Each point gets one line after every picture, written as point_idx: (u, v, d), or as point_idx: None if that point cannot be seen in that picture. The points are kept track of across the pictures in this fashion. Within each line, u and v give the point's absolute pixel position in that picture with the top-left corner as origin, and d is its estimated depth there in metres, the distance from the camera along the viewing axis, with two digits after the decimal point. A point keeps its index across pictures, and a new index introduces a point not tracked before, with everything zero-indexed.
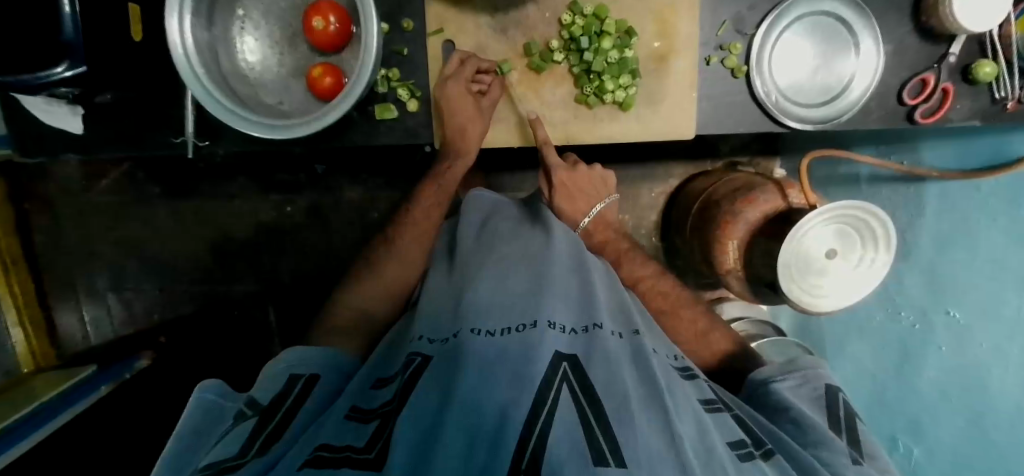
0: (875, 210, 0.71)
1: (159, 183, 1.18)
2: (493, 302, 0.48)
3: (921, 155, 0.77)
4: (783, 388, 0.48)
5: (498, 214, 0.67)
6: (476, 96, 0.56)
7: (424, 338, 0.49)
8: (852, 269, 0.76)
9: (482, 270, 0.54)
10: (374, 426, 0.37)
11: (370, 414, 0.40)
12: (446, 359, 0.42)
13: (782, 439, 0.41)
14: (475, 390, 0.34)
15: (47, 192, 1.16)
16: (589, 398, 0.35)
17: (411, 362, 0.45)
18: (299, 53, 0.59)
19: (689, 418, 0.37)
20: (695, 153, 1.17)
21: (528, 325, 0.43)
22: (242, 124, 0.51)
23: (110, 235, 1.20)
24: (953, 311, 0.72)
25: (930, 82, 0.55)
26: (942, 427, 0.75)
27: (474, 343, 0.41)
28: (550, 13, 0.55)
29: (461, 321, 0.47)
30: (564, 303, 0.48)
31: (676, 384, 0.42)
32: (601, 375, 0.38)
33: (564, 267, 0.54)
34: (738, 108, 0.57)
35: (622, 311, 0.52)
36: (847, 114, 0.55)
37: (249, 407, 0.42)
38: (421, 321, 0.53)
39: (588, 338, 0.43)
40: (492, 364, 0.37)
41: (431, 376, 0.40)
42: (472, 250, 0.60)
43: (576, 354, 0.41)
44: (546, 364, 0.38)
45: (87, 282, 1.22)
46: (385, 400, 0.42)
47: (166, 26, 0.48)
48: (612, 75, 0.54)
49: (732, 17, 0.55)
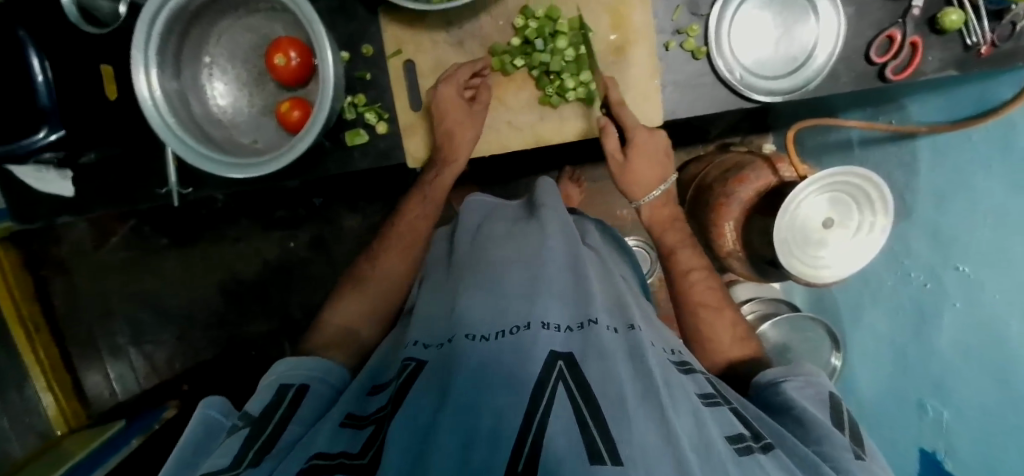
0: (869, 174, 0.69)
1: (166, 235, 1.21)
2: (488, 305, 0.46)
3: (909, 111, 0.76)
4: (790, 388, 0.47)
5: (492, 218, 0.67)
6: (466, 100, 0.56)
7: (419, 343, 0.47)
8: (851, 237, 0.73)
9: (477, 273, 0.52)
10: (368, 433, 0.37)
11: (362, 420, 0.40)
12: (441, 363, 0.40)
13: (784, 434, 0.40)
14: (470, 390, 0.33)
15: (62, 256, 1.20)
16: (586, 397, 0.34)
17: (405, 367, 0.43)
18: (268, 91, 0.61)
19: (687, 410, 0.36)
20: (684, 140, 1.15)
21: (522, 325, 0.42)
22: (213, 166, 0.52)
23: (125, 291, 1.23)
24: (961, 266, 0.67)
25: (896, 38, 0.55)
26: (970, 392, 0.66)
27: (470, 347, 0.40)
28: (504, 21, 0.56)
29: (456, 326, 0.45)
30: (560, 303, 0.47)
31: (675, 378, 0.41)
32: (596, 373, 0.37)
33: (559, 265, 0.52)
34: (705, 88, 0.56)
35: (618, 306, 0.51)
36: (814, 80, 0.54)
37: (243, 419, 0.42)
38: (416, 325, 0.52)
39: (584, 336, 0.42)
40: (488, 366, 0.36)
41: (424, 384, 0.38)
42: (467, 255, 0.59)
43: (572, 353, 0.39)
44: (540, 363, 0.37)
45: (108, 340, 1.25)
46: (378, 407, 0.42)
47: (134, 80, 0.50)
48: (571, 72, 0.55)
49: (686, 1, 0.55)
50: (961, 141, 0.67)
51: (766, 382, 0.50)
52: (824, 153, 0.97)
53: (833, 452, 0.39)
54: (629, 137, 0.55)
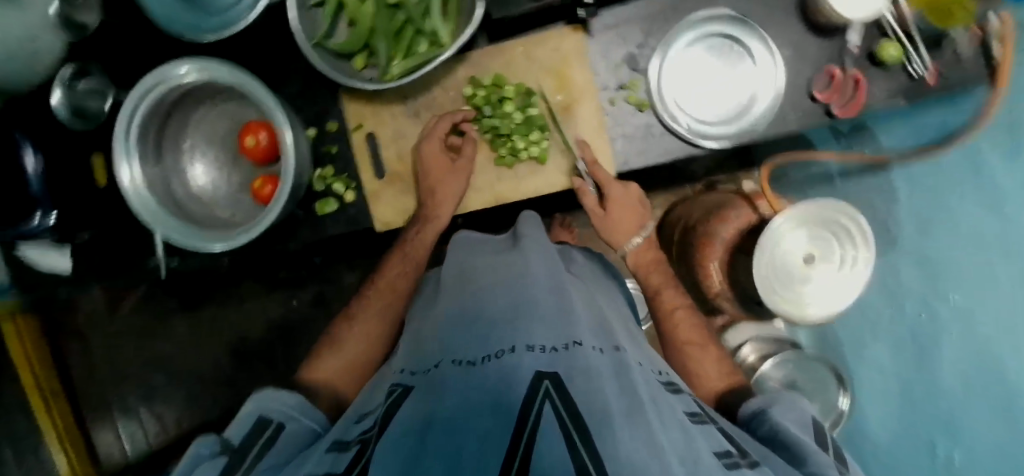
0: (846, 207, 0.68)
1: (176, 298, 1.25)
2: (471, 331, 0.39)
3: (880, 140, 0.76)
4: (776, 414, 0.43)
5: (474, 252, 0.59)
6: (451, 158, 0.59)
7: (406, 371, 0.40)
8: (835, 272, 0.71)
9: (459, 303, 0.45)
10: (352, 455, 0.31)
11: (348, 442, 0.34)
12: (426, 387, 0.33)
13: (772, 457, 0.36)
14: (457, 410, 0.28)
15: (79, 323, 1.25)
16: (571, 412, 0.26)
17: (392, 391, 0.36)
18: (244, 171, 0.65)
19: (675, 426, 0.31)
20: (670, 181, 1.14)
21: (506, 350, 0.34)
22: (188, 243, 0.55)
23: (135, 354, 1.26)
24: (953, 295, 0.70)
25: (838, 75, 0.55)
26: None
27: (449, 375, 0.33)
28: (455, 91, 0.59)
29: (448, 350, 0.38)
30: (545, 320, 0.39)
31: (660, 396, 0.36)
32: (584, 387, 0.29)
33: (544, 289, 0.45)
34: (655, 138, 0.57)
35: (604, 327, 0.44)
36: (761, 123, 0.55)
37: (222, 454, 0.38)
38: (405, 352, 0.45)
39: (569, 357, 0.33)
40: (471, 391, 0.29)
41: (408, 409, 0.31)
42: (450, 286, 0.52)
43: (558, 371, 0.30)
44: (522, 383, 0.29)
45: (119, 400, 1.26)
46: (364, 429, 0.35)
47: (119, 173, 0.54)
48: (521, 133, 0.57)
49: (625, 58, 0.57)
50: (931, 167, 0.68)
51: (752, 413, 0.45)
52: None
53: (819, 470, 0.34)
54: (606, 191, 0.57)
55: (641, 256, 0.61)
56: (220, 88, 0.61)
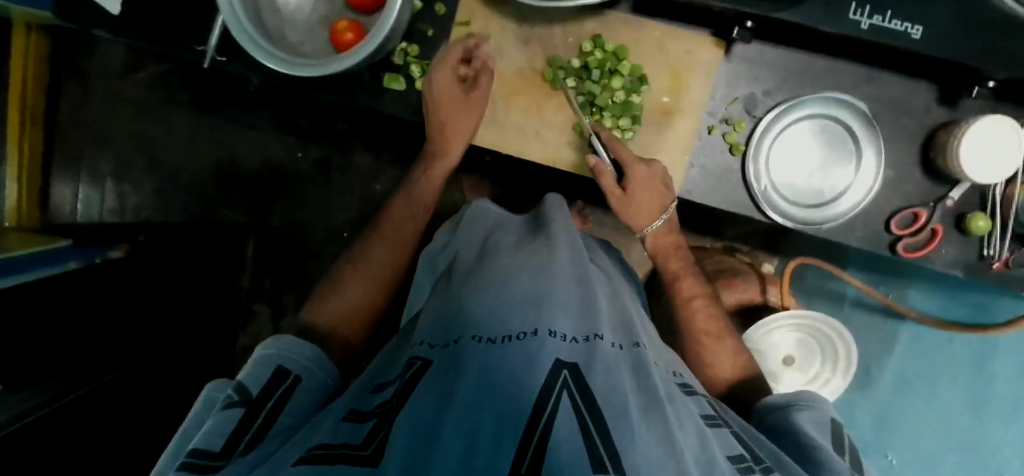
0: (841, 328, 0.69)
1: (190, 91, 1.21)
2: (493, 306, 0.38)
3: (906, 292, 0.77)
4: (797, 416, 0.44)
5: (502, 230, 0.59)
6: (464, 90, 0.56)
7: (424, 343, 0.38)
8: (807, 385, 0.73)
9: (483, 274, 0.44)
10: (371, 426, 0.30)
11: (364, 413, 0.33)
12: (442, 364, 0.33)
13: (784, 461, 0.36)
14: (481, 381, 0.28)
15: (87, 68, 1.20)
16: (588, 402, 0.28)
17: (410, 365, 0.35)
18: (333, 6, 0.62)
19: (692, 427, 0.33)
20: (699, 227, 1.11)
21: (528, 332, 0.34)
22: (246, 42, 0.52)
23: (128, 125, 1.22)
24: (891, 455, 0.77)
25: (921, 218, 0.55)
26: None
27: (472, 353, 0.32)
28: (573, 39, 0.57)
29: (461, 323, 0.37)
30: (569, 312, 0.39)
31: (676, 396, 0.37)
32: (602, 384, 0.31)
33: (567, 278, 0.44)
34: (729, 185, 0.56)
35: (624, 323, 0.44)
36: (830, 222, 0.55)
37: (236, 392, 0.37)
38: (424, 324, 0.42)
39: (590, 349, 0.34)
40: (491, 371, 0.29)
41: (430, 379, 0.31)
42: (470, 266, 0.49)
43: (577, 362, 0.32)
44: (543, 370, 0.30)
45: (92, 162, 1.22)
46: (382, 402, 0.34)
47: None
48: (613, 113, 0.56)
49: (744, 96, 0.56)
50: None
51: (773, 409, 0.47)
52: None
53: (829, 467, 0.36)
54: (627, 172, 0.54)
55: (660, 240, 0.62)
56: None
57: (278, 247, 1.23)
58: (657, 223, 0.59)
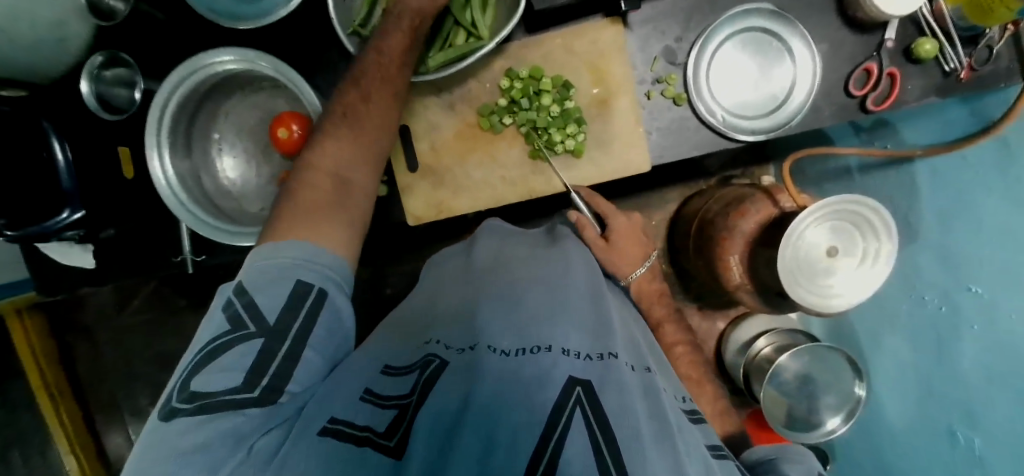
0: (876, 205, 0.68)
1: (185, 295, 1.22)
2: (507, 323, 0.42)
3: (902, 134, 0.77)
4: (784, 466, 0.40)
5: (513, 240, 0.64)
6: None
7: (437, 341, 0.43)
8: (857, 265, 0.72)
9: (492, 289, 0.49)
10: (392, 415, 0.34)
11: (384, 399, 0.36)
12: (460, 369, 0.37)
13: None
14: (494, 402, 0.31)
15: (87, 321, 1.23)
16: (602, 427, 0.29)
17: (427, 362, 0.39)
18: (274, 162, 0.64)
19: (699, 459, 0.32)
20: (683, 174, 1.14)
21: (543, 347, 0.37)
22: (205, 229, 0.57)
23: (146, 353, 1.24)
24: (974, 287, 0.65)
25: (874, 71, 0.56)
26: (994, 412, 0.62)
27: (489, 364, 0.36)
28: (491, 83, 0.59)
29: (479, 333, 0.42)
30: (581, 331, 0.41)
31: (685, 424, 0.37)
32: (615, 402, 0.31)
33: (581, 293, 0.48)
34: (692, 133, 0.58)
35: (634, 344, 0.46)
36: (796, 117, 0.56)
37: (251, 322, 0.36)
38: (433, 327, 0.47)
39: (603, 367, 0.35)
40: (503, 393, 0.32)
41: (446, 385, 0.35)
42: (483, 265, 0.56)
43: (591, 379, 0.34)
44: (556, 388, 0.32)
45: (130, 402, 1.25)
46: (400, 392, 0.37)
47: (149, 165, 0.55)
48: (558, 126, 0.57)
49: (662, 52, 0.58)
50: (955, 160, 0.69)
51: (760, 462, 0.43)
52: (824, 180, 0.95)
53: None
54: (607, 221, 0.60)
55: (646, 287, 0.62)
56: (254, 77, 0.61)
57: None
58: (641, 269, 0.61)
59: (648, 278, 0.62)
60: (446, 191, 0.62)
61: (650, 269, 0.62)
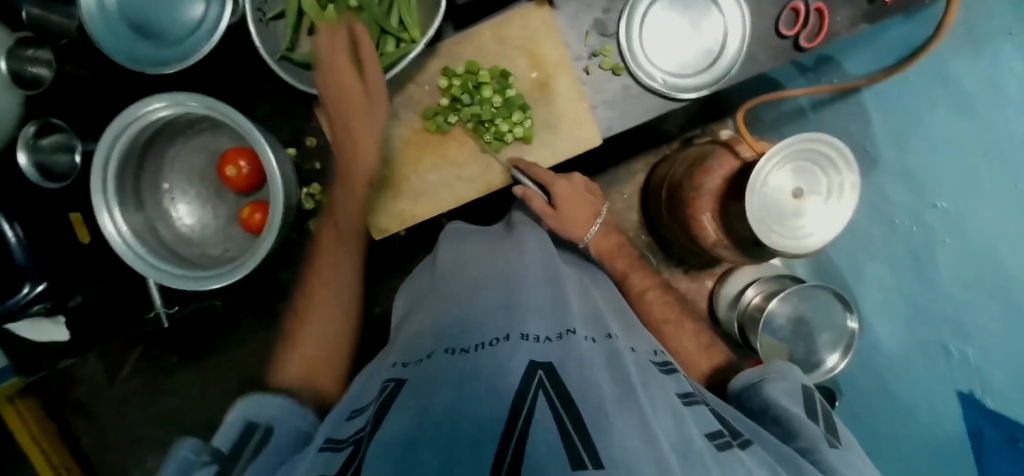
0: (835, 143, 0.70)
1: (176, 352, 1.21)
2: (468, 322, 0.44)
3: (845, 67, 0.78)
4: (766, 386, 0.41)
5: (469, 243, 0.66)
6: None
7: (397, 362, 0.44)
8: (825, 202, 0.72)
9: (456, 294, 0.52)
10: (346, 453, 0.30)
11: (341, 440, 0.33)
12: (421, 376, 0.38)
13: (761, 434, 0.35)
14: (450, 408, 0.30)
15: (80, 395, 1.21)
16: (566, 404, 0.32)
17: (384, 388, 0.39)
18: (230, 201, 0.64)
19: (667, 410, 0.34)
20: (647, 143, 1.14)
21: (502, 337, 0.40)
22: (163, 276, 0.54)
23: (146, 415, 1.22)
24: (938, 202, 0.66)
25: (801, 9, 0.56)
26: (980, 323, 0.62)
27: (449, 360, 0.38)
28: (429, 86, 0.59)
29: (442, 340, 0.43)
30: (541, 316, 0.45)
31: (653, 378, 0.40)
32: (576, 381, 0.35)
33: (538, 281, 0.52)
34: (636, 102, 0.58)
35: (596, 316, 0.50)
36: (734, 67, 0.57)
37: (209, 456, 0.33)
38: (398, 347, 0.48)
39: (562, 347, 0.40)
40: (466, 380, 0.34)
41: (406, 398, 0.34)
42: (448, 270, 0.59)
43: (552, 361, 0.37)
44: (520, 374, 0.35)
45: (140, 466, 1.23)
46: (357, 428, 0.35)
47: (100, 222, 0.53)
48: (503, 116, 0.57)
49: (593, 25, 0.58)
50: (898, 84, 0.70)
51: (746, 388, 0.44)
52: (781, 124, 0.96)
53: (812, 446, 0.34)
54: (551, 187, 0.58)
55: (603, 242, 0.67)
56: (191, 120, 0.60)
57: None
58: (595, 226, 0.61)
59: (603, 235, 0.66)
60: (405, 200, 0.61)
61: (604, 225, 0.63)
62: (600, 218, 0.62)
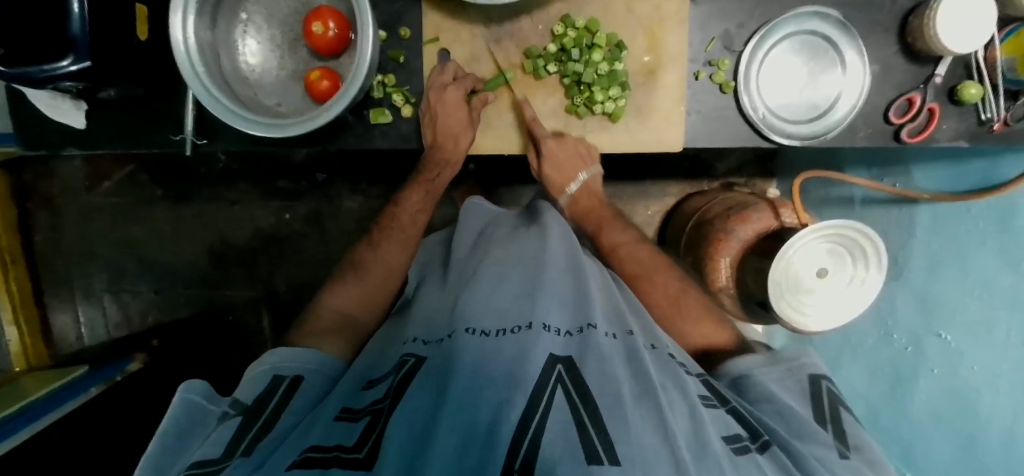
0: (867, 230, 0.67)
1: (161, 186, 1.17)
2: (487, 306, 0.46)
3: (912, 176, 0.77)
4: (763, 380, 0.48)
5: (494, 222, 0.68)
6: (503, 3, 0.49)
7: (418, 340, 0.47)
8: (843, 288, 0.72)
9: (477, 275, 0.52)
10: (364, 425, 0.36)
11: (357, 412, 0.39)
12: (440, 357, 0.41)
13: (774, 430, 0.41)
14: (468, 391, 0.33)
15: (51, 192, 1.16)
16: (583, 398, 0.33)
17: (404, 362, 0.43)
18: (299, 57, 0.61)
19: (687, 412, 0.36)
20: (690, 172, 1.16)
21: (524, 325, 0.41)
22: (239, 121, 0.52)
23: (110, 237, 1.19)
24: (943, 333, 0.69)
25: (916, 102, 0.58)
26: (932, 448, 0.72)
27: (468, 344, 0.40)
28: (543, 26, 0.60)
29: (456, 321, 0.45)
30: (561, 306, 0.47)
31: (674, 382, 0.41)
32: (595, 375, 0.36)
33: (559, 270, 0.52)
34: (728, 123, 0.60)
35: (617, 313, 0.50)
36: (833, 131, 0.57)
37: (233, 408, 0.42)
38: (416, 323, 0.52)
39: (582, 340, 0.42)
40: (483, 368, 0.36)
41: (423, 381, 0.37)
42: (468, 253, 0.60)
43: (571, 356, 0.39)
44: (540, 366, 0.36)
45: (85, 282, 1.21)
46: (375, 399, 0.41)
47: (170, 23, 0.50)
48: (601, 86, 0.58)
49: (720, 34, 0.59)
50: (959, 211, 0.68)
51: (742, 374, 0.50)
52: (826, 204, 0.97)
53: (818, 453, 0.40)
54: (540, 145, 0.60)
55: (578, 205, 0.69)
56: None
57: (288, 314, 1.19)
58: (572, 187, 0.66)
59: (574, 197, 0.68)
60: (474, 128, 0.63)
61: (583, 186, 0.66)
62: (581, 179, 0.65)
